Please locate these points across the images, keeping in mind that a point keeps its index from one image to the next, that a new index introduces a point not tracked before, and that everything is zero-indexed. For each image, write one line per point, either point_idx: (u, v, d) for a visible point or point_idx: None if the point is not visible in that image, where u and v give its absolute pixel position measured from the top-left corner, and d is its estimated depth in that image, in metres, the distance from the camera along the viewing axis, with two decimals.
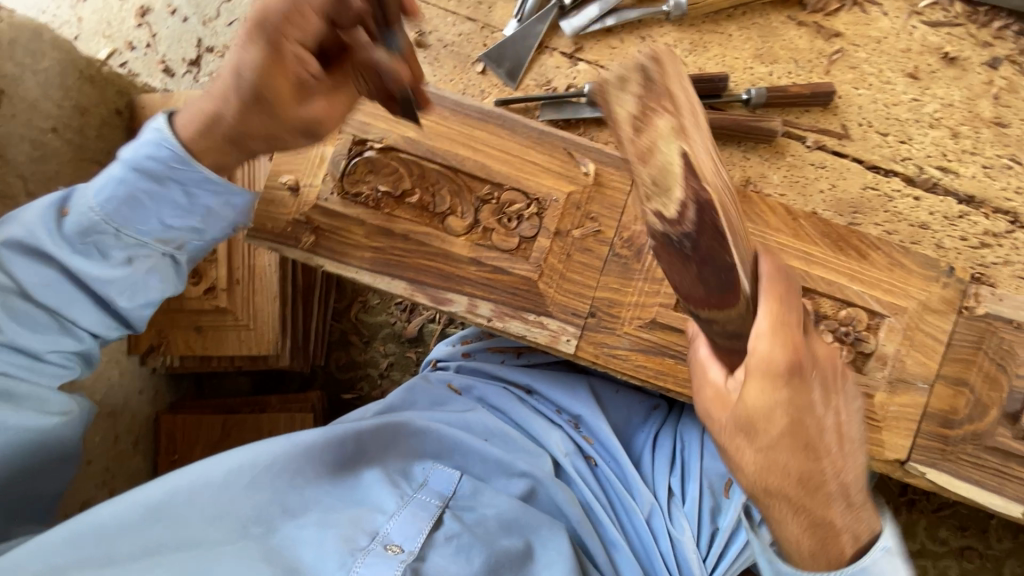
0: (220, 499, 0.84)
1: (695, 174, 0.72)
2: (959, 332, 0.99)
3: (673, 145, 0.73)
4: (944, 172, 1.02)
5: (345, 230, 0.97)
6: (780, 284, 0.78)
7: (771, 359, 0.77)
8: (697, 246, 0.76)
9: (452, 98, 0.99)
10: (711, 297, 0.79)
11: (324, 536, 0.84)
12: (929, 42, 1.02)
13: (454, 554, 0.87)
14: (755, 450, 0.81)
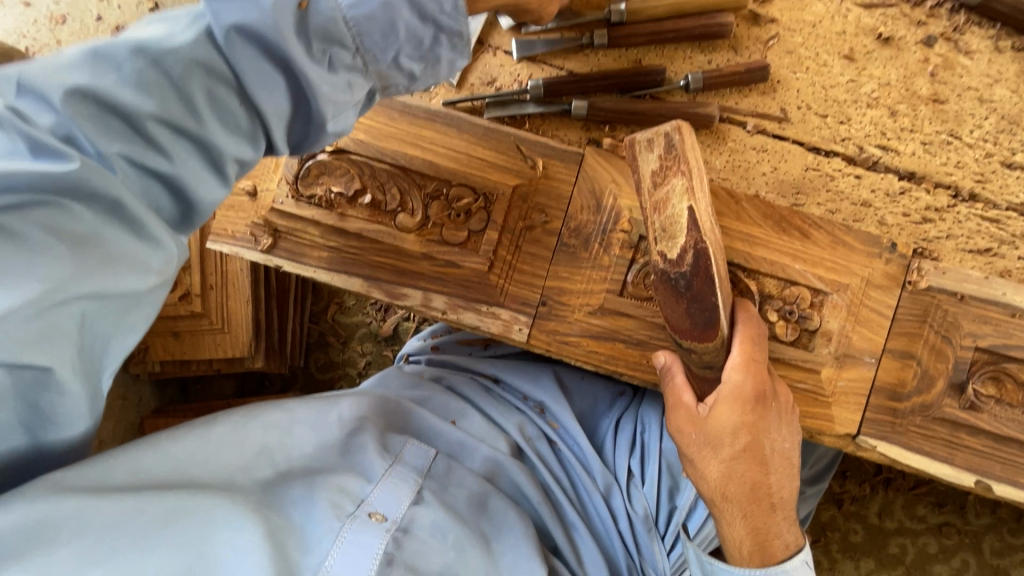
0: (207, 457, 0.83)
1: (696, 227, 0.84)
2: (904, 306, 1.01)
3: (683, 203, 0.85)
4: (884, 150, 1.04)
5: (302, 231, 1.01)
6: (754, 329, 0.90)
7: (739, 388, 0.87)
8: (689, 286, 0.88)
9: (400, 100, 1.02)
10: (695, 331, 0.90)
11: (312, 500, 0.85)
12: (864, 24, 1.04)
13: (430, 525, 0.89)
14: (718, 461, 0.89)
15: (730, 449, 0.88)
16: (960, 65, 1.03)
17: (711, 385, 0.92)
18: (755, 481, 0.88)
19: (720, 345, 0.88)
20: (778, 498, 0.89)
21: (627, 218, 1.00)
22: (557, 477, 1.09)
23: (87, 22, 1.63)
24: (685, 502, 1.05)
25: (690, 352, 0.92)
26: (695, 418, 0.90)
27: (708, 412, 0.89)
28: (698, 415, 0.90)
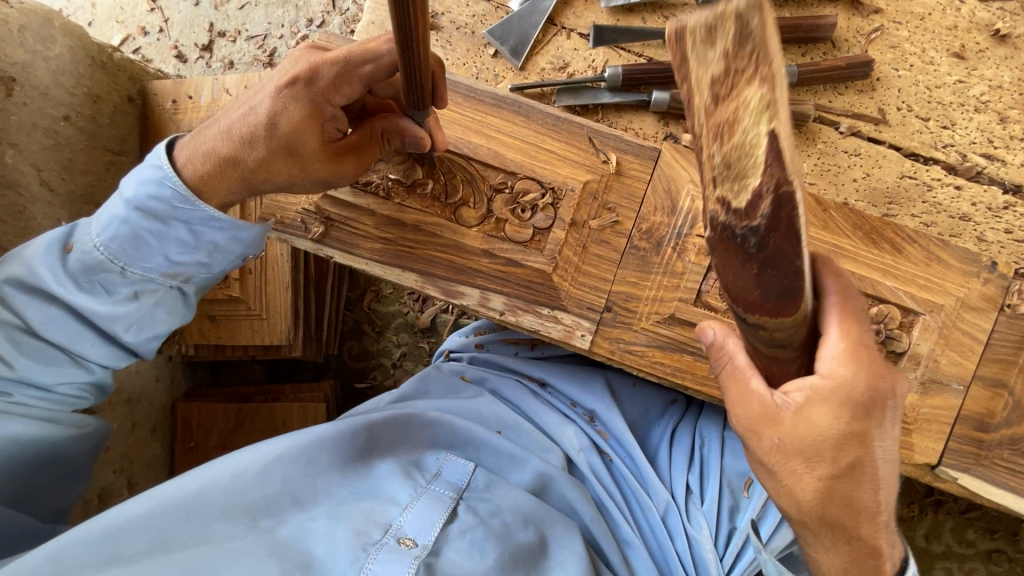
0: (237, 484, 0.82)
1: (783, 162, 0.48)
2: (999, 331, 0.93)
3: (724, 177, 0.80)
4: (989, 160, 0.95)
5: (356, 221, 0.95)
6: (852, 301, 0.71)
7: (844, 382, 0.69)
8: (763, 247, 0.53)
9: (465, 83, 0.94)
10: (766, 303, 0.58)
11: (335, 529, 0.80)
12: (978, 19, 0.94)
13: (468, 548, 0.85)
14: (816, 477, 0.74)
15: (830, 466, 0.73)
16: None
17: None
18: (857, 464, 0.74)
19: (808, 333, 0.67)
20: (883, 514, 0.77)
21: (706, 222, 0.92)
22: (610, 491, 1.04)
23: None
24: (747, 523, 1.01)
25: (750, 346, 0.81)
26: (774, 411, 0.72)
27: (791, 406, 0.71)
28: (779, 409, 0.72)
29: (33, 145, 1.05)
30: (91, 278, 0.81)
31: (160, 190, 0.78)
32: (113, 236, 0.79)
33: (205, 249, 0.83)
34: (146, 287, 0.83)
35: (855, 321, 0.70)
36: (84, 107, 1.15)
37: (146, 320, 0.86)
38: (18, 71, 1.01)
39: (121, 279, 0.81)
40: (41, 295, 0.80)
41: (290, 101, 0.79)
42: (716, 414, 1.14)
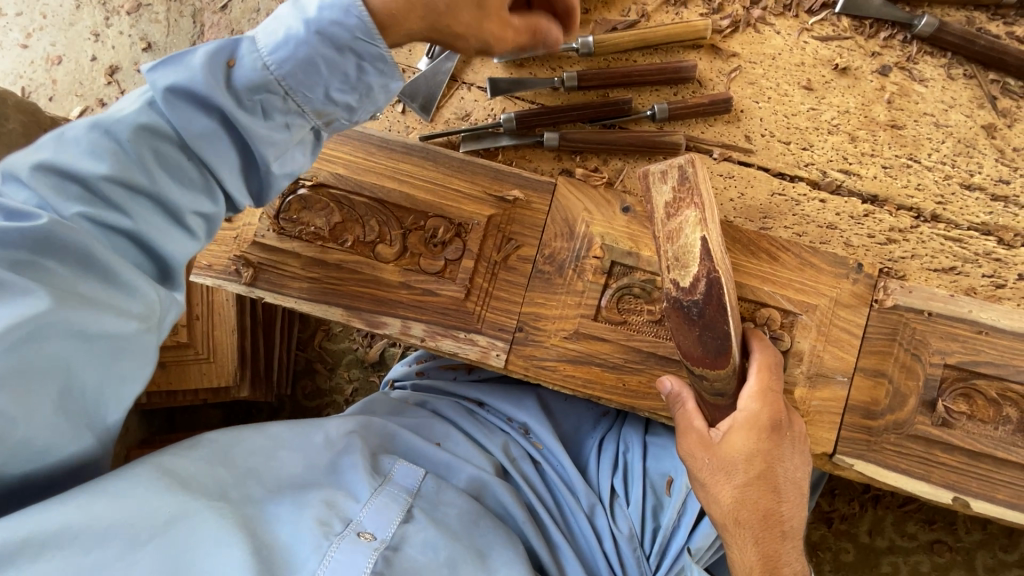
0: (209, 465, 0.87)
1: (709, 257, 0.89)
2: (872, 325, 1.03)
3: (696, 232, 0.89)
4: (846, 174, 1.08)
5: (283, 263, 1.03)
6: (766, 357, 0.94)
7: (755, 415, 0.90)
8: (702, 314, 0.90)
9: (378, 135, 1.06)
10: (707, 357, 0.92)
11: (300, 516, 0.85)
12: (821, 56, 1.08)
13: (422, 545, 0.89)
14: (732, 487, 0.90)
15: (744, 476, 0.89)
16: (915, 92, 1.07)
17: (723, 412, 0.94)
18: (768, 507, 0.90)
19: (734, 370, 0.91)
20: (789, 525, 0.90)
21: (599, 244, 1.03)
22: (541, 497, 1.09)
23: (81, 62, 1.69)
24: (668, 521, 1.06)
25: (703, 380, 0.94)
26: (707, 443, 0.92)
27: (722, 438, 0.91)
28: (710, 439, 0.92)
29: None
30: (255, 99, 0.71)
31: (343, 16, 0.69)
32: (284, 55, 0.69)
33: (356, 93, 0.74)
34: (296, 121, 0.74)
35: (766, 373, 0.92)
36: None
37: (286, 155, 0.77)
38: None
39: (282, 105, 0.72)
40: (197, 103, 0.69)
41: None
42: (639, 422, 1.21)
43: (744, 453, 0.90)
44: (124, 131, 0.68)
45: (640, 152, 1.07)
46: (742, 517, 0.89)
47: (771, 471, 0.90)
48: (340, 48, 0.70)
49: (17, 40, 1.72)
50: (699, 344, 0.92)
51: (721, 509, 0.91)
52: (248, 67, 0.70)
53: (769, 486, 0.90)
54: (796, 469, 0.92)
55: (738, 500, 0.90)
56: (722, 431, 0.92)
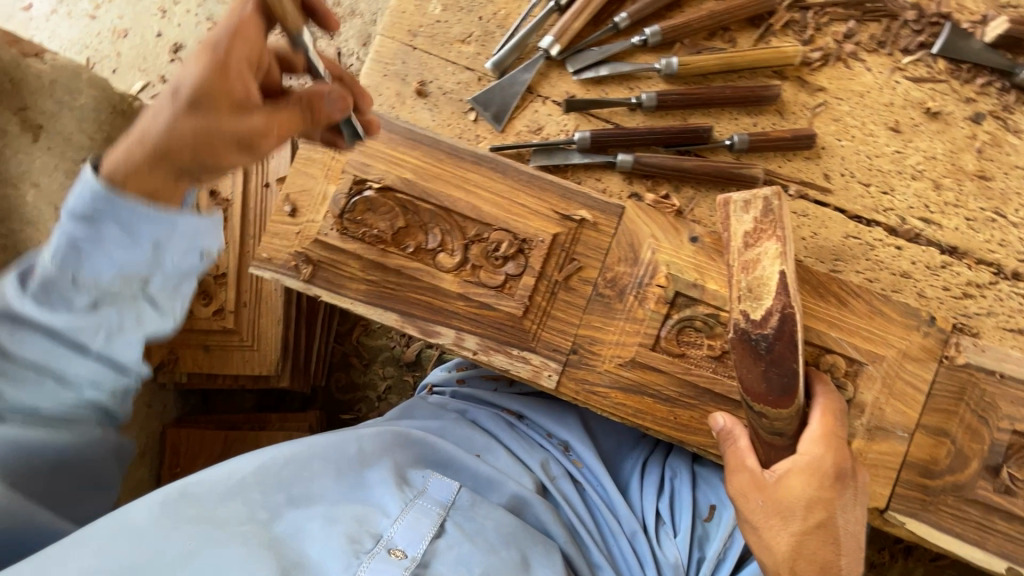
0: (233, 485, 0.88)
1: (786, 290, 0.87)
2: (940, 382, 1.00)
3: (775, 265, 0.86)
4: (927, 223, 1.04)
5: (342, 264, 1.03)
6: (832, 401, 0.92)
7: (818, 462, 0.87)
8: (771, 349, 0.87)
9: (448, 142, 1.05)
10: (769, 396, 0.88)
11: (330, 533, 0.85)
12: (911, 97, 1.04)
13: (455, 562, 0.88)
14: (789, 534, 0.87)
15: (802, 523, 0.87)
16: (1007, 143, 1.03)
17: (779, 452, 0.90)
18: (825, 558, 0.87)
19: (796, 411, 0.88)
20: None
21: (664, 273, 1.00)
22: (583, 518, 1.08)
23: (147, 38, 1.70)
24: (714, 552, 1.04)
25: (761, 417, 0.89)
26: (761, 484, 0.89)
27: (776, 481, 0.88)
28: (765, 482, 0.89)
29: (53, 186, 1.13)
30: (101, 228, 0.68)
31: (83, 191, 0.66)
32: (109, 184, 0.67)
33: (233, 147, 0.69)
34: (167, 232, 0.70)
35: (830, 418, 0.90)
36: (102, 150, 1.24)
37: (196, 235, 0.74)
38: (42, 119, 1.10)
39: (144, 245, 0.70)
40: (65, 260, 0.68)
41: (190, 118, 0.66)
42: (684, 452, 1.19)
43: (801, 499, 0.87)
44: (43, 270, 0.69)
45: (716, 181, 1.04)
46: (792, 564, 0.87)
47: (825, 520, 0.87)
48: (221, 107, 0.68)
49: (86, 11, 1.74)
50: (763, 381, 0.88)
51: (774, 558, 0.88)
52: (89, 202, 0.66)
53: (823, 532, 0.87)
54: (853, 523, 0.89)
55: (796, 548, 0.87)
56: (777, 474, 0.89)
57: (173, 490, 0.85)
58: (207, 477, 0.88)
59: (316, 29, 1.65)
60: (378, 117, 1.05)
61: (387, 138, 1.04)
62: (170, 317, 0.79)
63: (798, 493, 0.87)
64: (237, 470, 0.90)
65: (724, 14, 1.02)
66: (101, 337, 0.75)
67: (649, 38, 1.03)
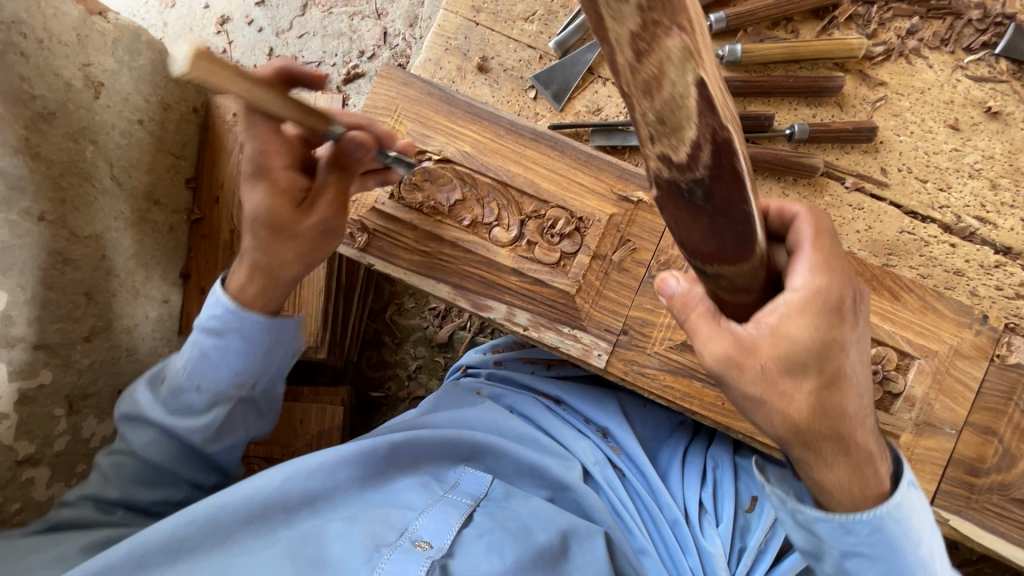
0: (256, 506, 0.86)
1: (714, 107, 0.48)
2: (990, 381, 0.99)
3: (689, 74, 0.46)
4: (982, 222, 1.04)
5: (398, 234, 1.03)
6: (816, 227, 0.74)
7: (818, 291, 0.70)
8: (711, 196, 0.53)
9: (508, 118, 1.05)
10: (725, 250, 0.59)
11: (353, 530, 0.85)
12: (972, 96, 1.04)
13: (486, 551, 0.88)
14: (807, 393, 0.70)
15: (816, 376, 0.70)
16: None
17: (747, 308, 0.71)
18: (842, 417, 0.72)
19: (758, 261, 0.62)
20: None
21: None
22: (625, 505, 1.07)
23: (195, 9, 1.71)
24: (756, 543, 1.05)
25: (717, 280, 0.65)
26: (745, 347, 0.70)
27: (765, 331, 0.69)
28: (752, 341, 0.70)
29: (110, 144, 1.13)
30: (224, 336, 0.88)
31: (219, 313, 0.88)
32: (236, 315, 0.88)
33: (261, 352, 0.90)
34: (275, 345, 0.92)
35: (819, 245, 0.73)
36: (155, 113, 1.24)
37: (285, 342, 0.93)
38: (105, 77, 1.11)
39: (256, 355, 0.90)
40: (198, 364, 0.88)
41: (276, 241, 0.89)
42: (725, 442, 1.20)
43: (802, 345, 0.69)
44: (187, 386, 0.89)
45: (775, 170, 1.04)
46: (806, 429, 0.71)
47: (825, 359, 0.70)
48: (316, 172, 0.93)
49: None
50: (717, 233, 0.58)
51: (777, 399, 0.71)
52: (215, 320, 0.88)
53: (827, 382, 0.71)
54: (852, 363, 0.72)
55: (815, 407, 0.71)
56: (762, 325, 0.70)
57: (193, 513, 0.83)
58: (228, 495, 0.85)
59: (363, 7, 1.66)
60: (440, 90, 1.06)
61: (448, 111, 1.05)
62: (291, 355, 0.97)
63: (806, 350, 0.69)
64: (256, 483, 0.87)
65: (790, 3, 1.03)
66: (257, 383, 0.93)
67: (713, 24, 1.03)
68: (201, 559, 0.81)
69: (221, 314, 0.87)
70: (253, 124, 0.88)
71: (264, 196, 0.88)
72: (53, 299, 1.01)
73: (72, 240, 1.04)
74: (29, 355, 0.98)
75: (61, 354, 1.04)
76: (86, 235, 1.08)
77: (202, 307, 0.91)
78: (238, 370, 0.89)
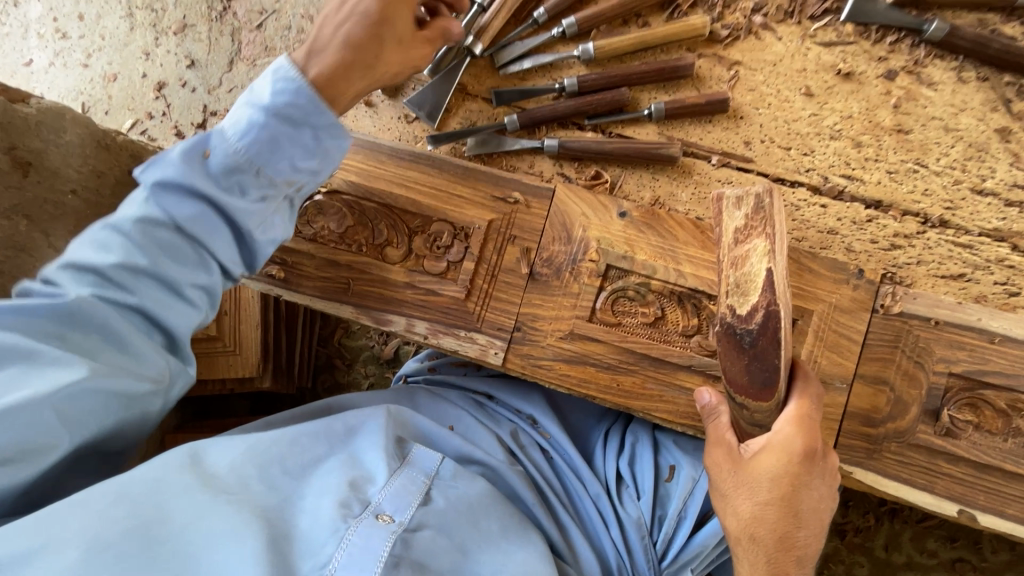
0: (220, 475, 0.85)
1: (771, 288, 0.83)
2: (873, 332, 1.02)
3: (763, 263, 0.84)
4: (849, 180, 1.07)
5: (299, 264, 1.11)
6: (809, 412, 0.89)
7: (788, 441, 0.87)
8: (755, 343, 0.86)
9: (388, 144, 1.13)
10: (750, 388, 0.89)
11: (320, 502, 0.86)
12: (824, 61, 1.09)
13: (440, 530, 0.90)
14: (752, 503, 0.88)
15: (767, 493, 0.87)
16: (923, 96, 1.06)
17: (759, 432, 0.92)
18: (786, 531, 0.87)
19: (774, 404, 0.89)
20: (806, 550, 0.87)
21: (595, 248, 1.06)
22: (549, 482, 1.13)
23: (134, 79, 1.85)
24: (673, 511, 1.08)
25: (742, 409, 0.92)
26: (735, 458, 0.92)
27: (750, 455, 0.90)
28: (738, 455, 0.91)
29: (45, 216, 1.25)
30: (229, 179, 0.85)
31: (270, 115, 0.84)
32: (254, 129, 0.84)
33: (295, 171, 0.89)
34: (272, 195, 0.88)
35: (797, 429, 0.88)
36: (89, 181, 1.32)
37: (266, 223, 0.90)
38: (33, 157, 1.22)
39: (255, 181, 0.86)
40: (118, 266, 0.82)
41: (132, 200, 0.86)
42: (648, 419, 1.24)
43: (752, 386, 0.89)
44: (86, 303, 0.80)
45: (639, 162, 1.10)
46: (760, 534, 0.87)
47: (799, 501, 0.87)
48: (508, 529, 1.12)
49: (79, 60, 1.90)
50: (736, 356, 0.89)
51: (738, 523, 0.89)
52: (221, 155, 0.85)
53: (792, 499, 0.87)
54: (819, 499, 0.89)
55: (758, 516, 0.87)
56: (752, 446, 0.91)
57: (171, 467, 0.83)
58: (197, 458, 0.86)
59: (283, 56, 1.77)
60: None
61: None
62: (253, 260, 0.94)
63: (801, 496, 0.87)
64: (226, 455, 0.88)
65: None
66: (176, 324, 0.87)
67: (566, 29, 1.10)
68: (166, 519, 0.78)
69: (290, 91, 0.85)
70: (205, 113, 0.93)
71: (799, 396, 0.90)
72: None
73: None
74: None
75: None
76: None
77: (163, 181, 0.84)
78: (298, 164, 0.88)
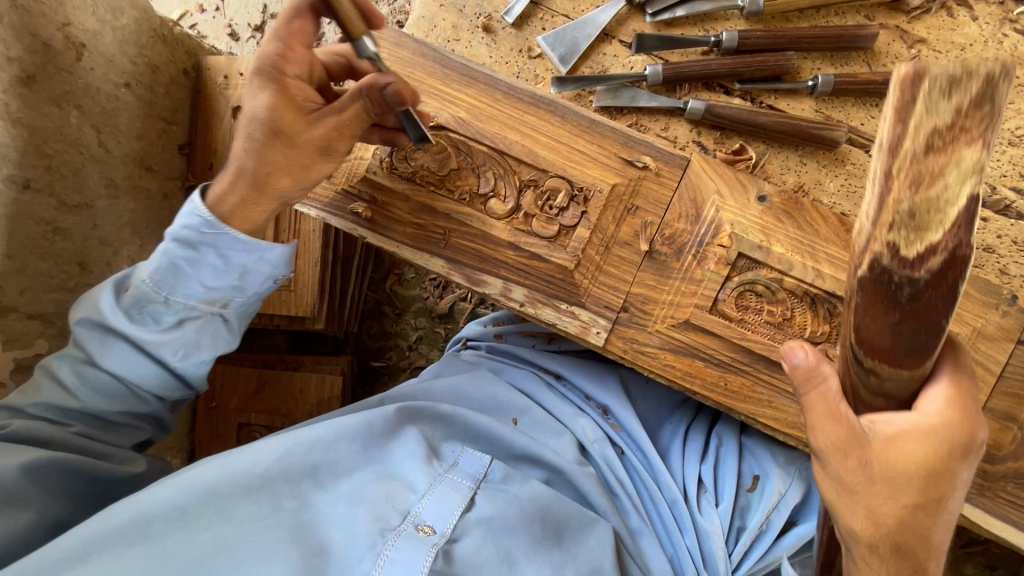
0: (257, 476, 0.81)
1: None
2: (1014, 364, 0.94)
3: None
4: (1018, 193, 0.96)
5: (389, 204, 0.99)
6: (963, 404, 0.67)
7: (945, 426, 0.67)
8: None
9: (507, 81, 0.99)
10: (897, 351, 0.60)
11: (355, 514, 0.80)
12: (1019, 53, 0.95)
13: (487, 537, 0.84)
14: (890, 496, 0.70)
15: (913, 490, 0.70)
16: None
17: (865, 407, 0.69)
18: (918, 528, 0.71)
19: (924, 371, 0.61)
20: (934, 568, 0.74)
21: (728, 233, 0.94)
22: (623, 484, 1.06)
23: None
24: (755, 524, 1.03)
25: (870, 374, 0.64)
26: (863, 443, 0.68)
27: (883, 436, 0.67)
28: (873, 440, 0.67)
29: (96, 108, 1.09)
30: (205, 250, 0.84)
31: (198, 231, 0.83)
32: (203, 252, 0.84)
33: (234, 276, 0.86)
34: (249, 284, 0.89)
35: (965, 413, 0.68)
36: (144, 76, 1.20)
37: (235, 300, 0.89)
38: (87, 38, 1.06)
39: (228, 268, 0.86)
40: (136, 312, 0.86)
41: (270, 142, 0.81)
42: (731, 422, 1.18)
43: (898, 348, 0.60)
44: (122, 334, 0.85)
45: (791, 141, 0.98)
46: (884, 528, 0.71)
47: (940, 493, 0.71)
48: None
49: None
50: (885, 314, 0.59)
51: (868, 525, 0.71)
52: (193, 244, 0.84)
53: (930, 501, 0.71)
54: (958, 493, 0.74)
55: (894, 511, 0.71)
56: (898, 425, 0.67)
57: (187, 485, 0.78)
58: (223, 468, 0.81)
59: None
60: (433, 50, 0.99)
61: (442, 74, 0.98)
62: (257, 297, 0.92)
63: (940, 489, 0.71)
64: (261, 454, 0.83)
65: None
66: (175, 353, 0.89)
67: None
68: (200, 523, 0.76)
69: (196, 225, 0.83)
70: (305, 39, 0.83)
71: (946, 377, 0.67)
72: (44, 269, 1.01)
73: (61, 209, 1.03)
74: (24, 324, 0.99)
75: (57, 324, 1.05)
76: (76, 203, 1.06)
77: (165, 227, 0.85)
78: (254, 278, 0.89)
